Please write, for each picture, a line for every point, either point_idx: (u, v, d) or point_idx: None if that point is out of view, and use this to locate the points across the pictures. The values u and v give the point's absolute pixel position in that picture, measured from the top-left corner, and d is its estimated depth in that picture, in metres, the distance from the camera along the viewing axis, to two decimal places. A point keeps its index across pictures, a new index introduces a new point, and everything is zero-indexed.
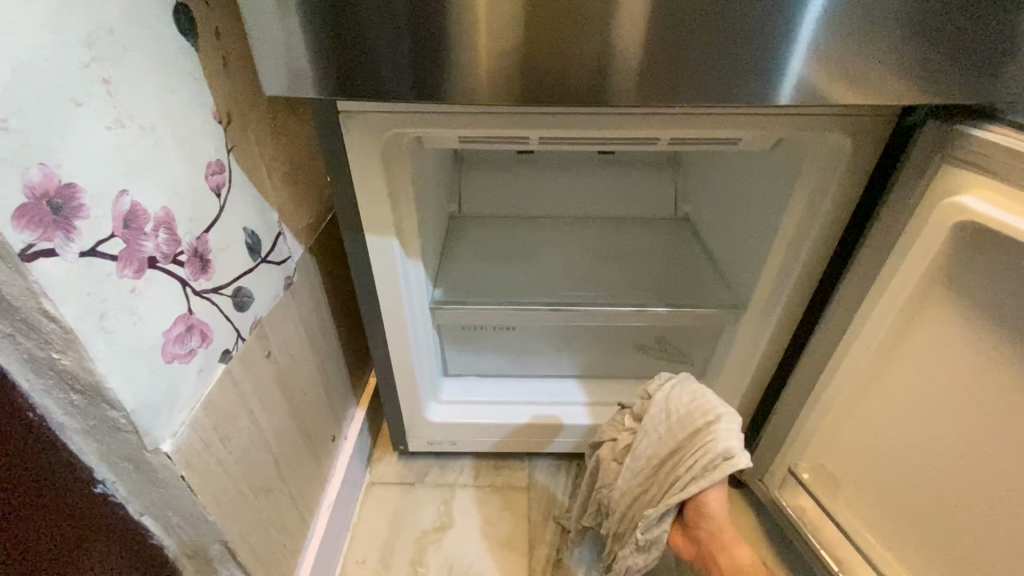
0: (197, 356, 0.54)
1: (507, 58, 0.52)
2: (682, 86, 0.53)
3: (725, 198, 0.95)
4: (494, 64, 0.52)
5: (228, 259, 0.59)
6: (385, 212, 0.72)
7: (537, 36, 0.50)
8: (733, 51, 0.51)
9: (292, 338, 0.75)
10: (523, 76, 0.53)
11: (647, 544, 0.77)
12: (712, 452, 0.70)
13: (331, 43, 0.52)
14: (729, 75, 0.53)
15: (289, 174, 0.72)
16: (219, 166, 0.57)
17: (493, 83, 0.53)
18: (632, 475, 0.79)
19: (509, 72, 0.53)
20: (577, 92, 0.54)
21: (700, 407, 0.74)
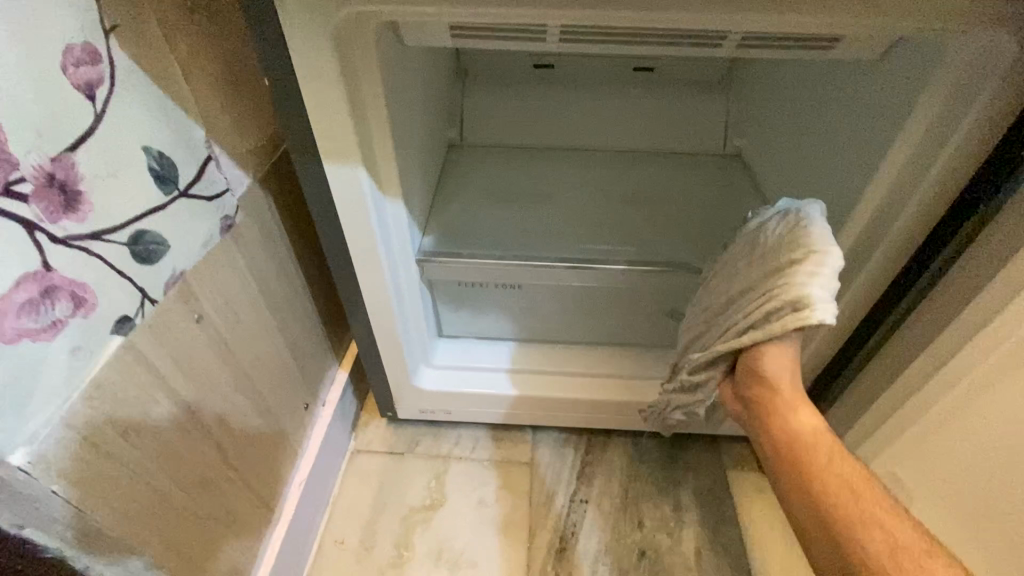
0: (66, 330, 0.39)
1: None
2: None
3: (796, 126, 0.74)
4: None
5: (120, 192, 0.43)
6: (348, 131, 0.54)
7: None
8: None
9: (238, 293, 0.60)
10: None
11: (693, 385, 0.68)
12: (780, 299, 0.55)
13: None
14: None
15: (221, 75, 0.54)
16: (91, 54, 0.39)
17: None
18: (699, 309, 0.67)
19: None
20: None
21: (793, 238, 0.56)
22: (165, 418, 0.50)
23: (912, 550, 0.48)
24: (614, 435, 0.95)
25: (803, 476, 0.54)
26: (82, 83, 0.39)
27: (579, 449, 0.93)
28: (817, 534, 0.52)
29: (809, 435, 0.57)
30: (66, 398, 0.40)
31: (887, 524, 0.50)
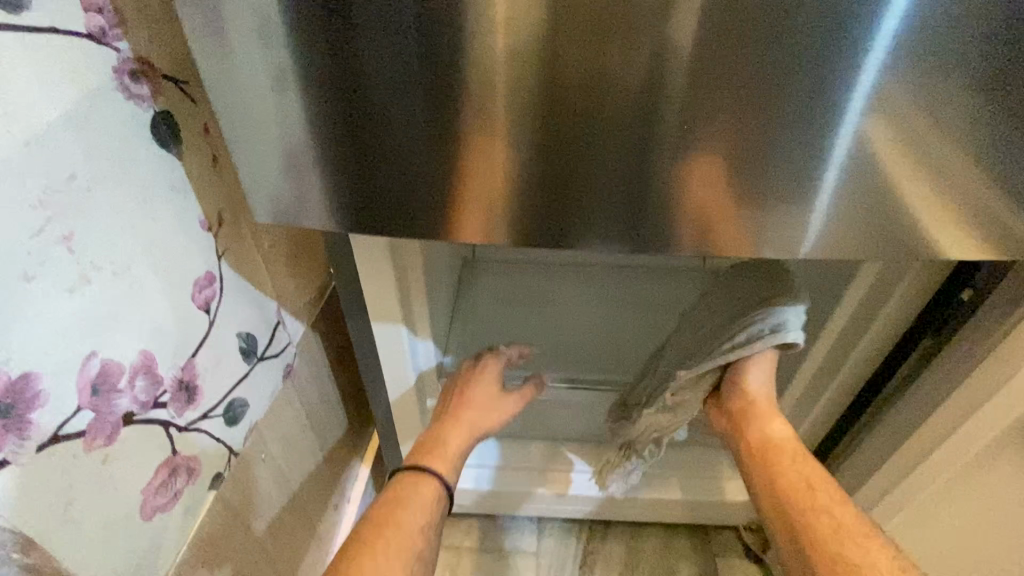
0: (182, 497, 0.49)
1: (525, 194, 0.48)
2: (744, 209, 0.47)
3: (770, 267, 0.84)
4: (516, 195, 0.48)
5: (220, 375, 0.54)
6: (394, 301, 0.65)
7: (567, 176, 0.46)
8: (795, 174, 0.45)
9: (291, 424, 0.70)
10: (550, 211, 0.49)
11: (675, 406, 0.72)
12: (766, 323, 0.63)
13: (347, 176, 0.49)
14: (794, 197, 0.46)
15: (289, 255, 0.66)
16: (210, 279, 0.51)
17: (512, 218, 0.49)
18: (677, 342, 0.72)
19: (530, 209, 0.49)
20: (597, 227, 0.49)
21: (768, 278, 0.66)
22: (235, 547, 0.60)
23: (859, 537, 0.55)
24: (612, 524, 1.04)
25: (783, 475, 0.62)
26: (203, 302, 0.51)
27: (580, 538, 1.03)
28: (780, 518, 0.59)
29: (781, 439, 0.65)
30: (178, 551, 0.50)
31: (842, 516, 0.57)
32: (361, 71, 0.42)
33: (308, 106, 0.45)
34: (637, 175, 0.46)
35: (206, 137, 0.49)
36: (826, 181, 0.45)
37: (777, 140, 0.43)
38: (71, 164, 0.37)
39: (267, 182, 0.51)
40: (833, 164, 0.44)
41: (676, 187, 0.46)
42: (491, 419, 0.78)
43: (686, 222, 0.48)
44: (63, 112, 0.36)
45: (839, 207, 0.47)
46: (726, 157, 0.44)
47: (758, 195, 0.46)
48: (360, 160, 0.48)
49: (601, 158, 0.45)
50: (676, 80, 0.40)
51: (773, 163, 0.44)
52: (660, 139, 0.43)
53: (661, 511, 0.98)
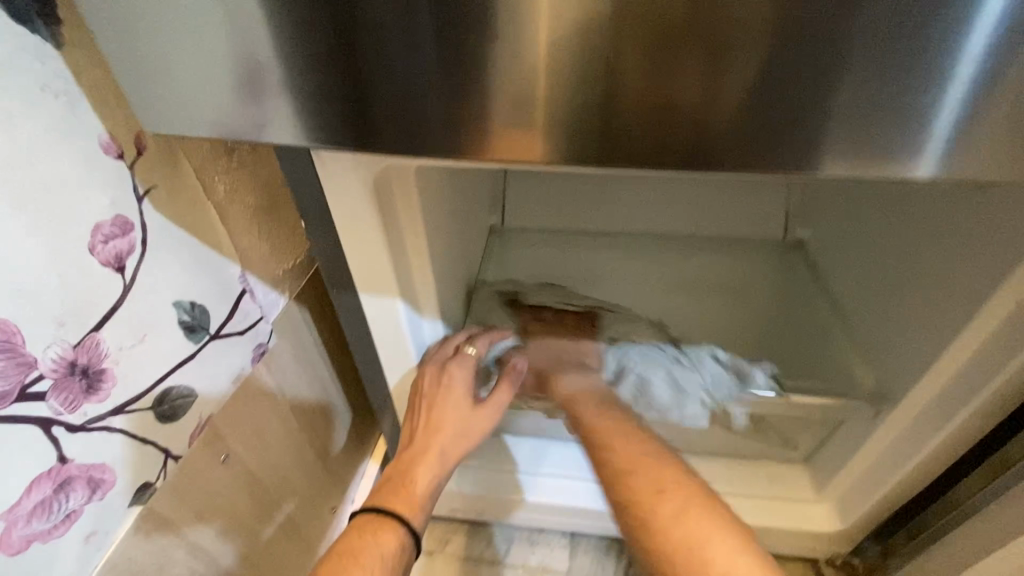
0: (81, 517, 0.37)
1: (564, 92, 0.31)
2: (836, 140, 0.31)
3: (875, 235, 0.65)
4: (544, 96, 0.31)
5: (150, 355, 0.41)
6: (386, 271, 0.51)
7: (631, 59, 0.29)
8: (935, 76, 0.28)
9: (268, 419, 0.58)
10: (597, 122, 0.32)
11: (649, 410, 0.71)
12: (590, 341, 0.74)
13: (309, 76, 0.34)
14: (919, 119, 0.29)
15: (260, 207, 0.52)
16: (123, 226, 0.38)
17: (539, 133, 0.33)
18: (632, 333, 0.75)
19: (572, 117, 0.32)
20: (670, 150, 0.32)
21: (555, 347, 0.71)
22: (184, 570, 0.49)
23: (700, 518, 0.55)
24: None
25: (618, 452, 0.61)
26: (111, 257, 0.37)
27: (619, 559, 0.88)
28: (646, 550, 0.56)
29: (671, 511, 0.56)
30: None
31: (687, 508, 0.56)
32: None
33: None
34: (742, 67, 0.29)
35: None
36: (1012, 72, 0.28)
37: (926, 13, 0.26)
38: None
39: (177, 100, 0.36)
40: (993, 59, 0.27)
41: (777, 87, 0.29)
42: (463, 441, 0.63)
43: (808, 143, 0.31)
44: None
45: (1020, 126, 0.29)
46: (832, 46, 0.28)
47: (868, 113, 0.30)
48: (326, 47, 0.32)
49: (634, 53, 0.29)
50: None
51: (903, 56, 0.28)
52: (737, 22, 0.28)
53: None
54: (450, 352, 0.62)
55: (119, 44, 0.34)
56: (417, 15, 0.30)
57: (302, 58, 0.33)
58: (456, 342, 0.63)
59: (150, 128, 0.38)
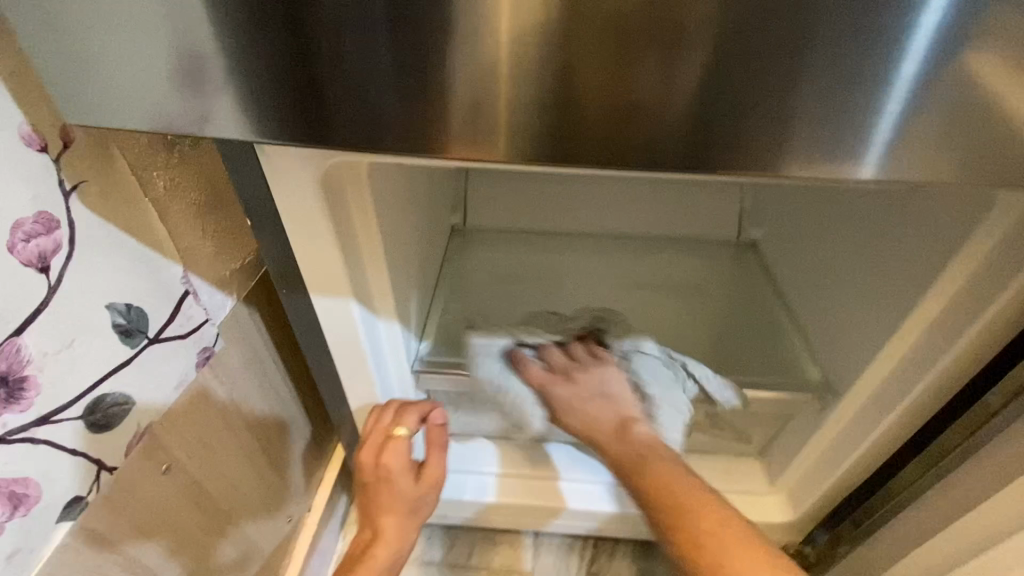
0: (2, 536, 0.34)
1: (503, 89, 0.31)
2: (779, 140, 0.32)
3: (818, 236, 0.68)
4: (482, 94, 0.31)
5: (78, 361, 0.38)
6: (337, 270, 0.50)
7: (568, 55, 0.29)
8: (870, 81, 0.29)
9: (215, 426, 0.55)
10: (539, 119, 0.32)
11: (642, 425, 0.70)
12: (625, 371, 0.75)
13: (245, 66, 0.33)
14: (858, 122, 0.31)
15: (203, 206, 0.50)
16: (46, 224, 0.35)
17: (482, 130, 0.33)
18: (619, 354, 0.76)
19: (510, 112, 0.32)
20: (609, 147, 0.33)
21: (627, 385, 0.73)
22: None
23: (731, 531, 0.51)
24: (622, 540, 0.90)
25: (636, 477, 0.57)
26: (33, 256, 0.35)
27: (583, 556, 0.88)
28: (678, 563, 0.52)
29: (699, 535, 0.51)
30: None
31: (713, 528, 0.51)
32: None
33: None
34: (678, 67, 0.29)
35: None
36: (928, 78, 0.29)
37: (849, 19, 0.28)
38: None
39: (109, 91, 0.34)
40: (926, 63, 0.29)
41: (712, 85, 0.30)
42: (414, 511, 0.64)
43: (741, 143, 0.32)
44: None
45: (936, 132, 0.31)
46: (775, 50, 0.29)
47: (810, 115, 0.31)
48: (261, 38, 0.31)
49: (573, 49, 0.29)
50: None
51: (843, 59, 0.29)
52: (685, 22, 0.28)
53: None
54: (383, 436, 0.63)
55: (41, 29, 0.32)
56: (356, 8, 0.29)
57: (240, 49, 0.32)
58: (385, 424, 0.63)
59: (81, 120, 0.36)
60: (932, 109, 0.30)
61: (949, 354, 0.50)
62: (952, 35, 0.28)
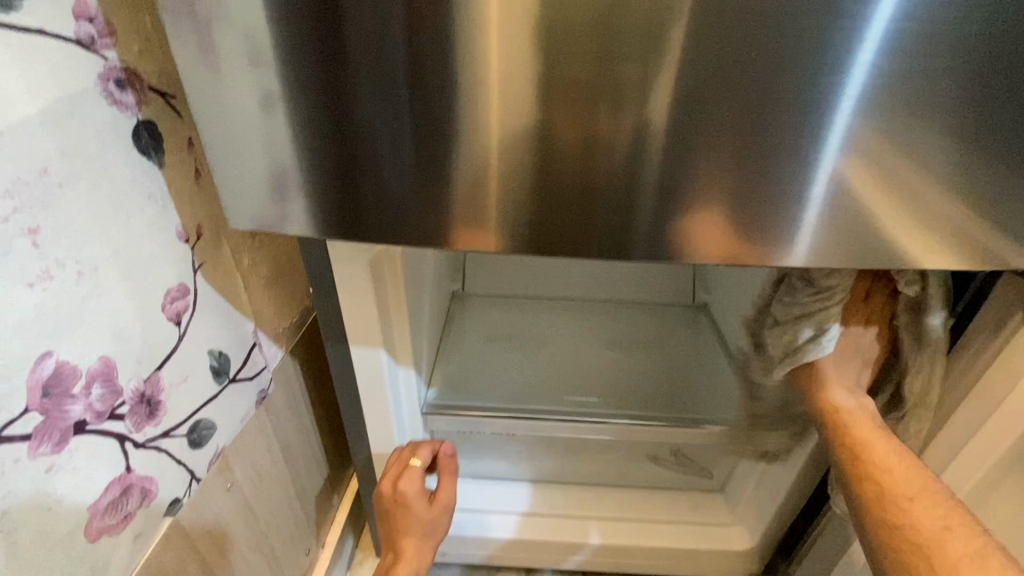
0: (132, 520, 0.46)
1: (506, 204, 0.47)
2: (719, 230, 0.46)
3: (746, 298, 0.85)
4: (499, 204, 0.47)
5: (188, 392, 0.51)
6: (375, 327, 0.65)
7: (556, 178, 0.45)
8: (768, 196, 0.44)
9: (263, 456, 0.67)
10: (538, 217, 0.47)
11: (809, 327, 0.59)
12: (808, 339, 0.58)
13: (332, 182, 0.48)
14: (769, 220, 0.45)
15: (270, 277, 0.65)
16: (182, 291, 0.50)
17: (490, 231, 0.48)
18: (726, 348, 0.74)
19: (521, 214, 0.47)
20: (589, 234, 0.47)
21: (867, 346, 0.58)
22: None
23: (936, 506, 0.51)
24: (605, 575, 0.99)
25: (846, 441, 0.58)
26: (174, 313, 0.49)
27: None
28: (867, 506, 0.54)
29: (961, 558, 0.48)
30: None
31: (917, 493, 0.52)
32: (348, 72, 0.42)
33: (299, 129, 0.46)
34: (629, 183, 0.44)
35: (189, 153, 0.50)
36: (804, 195, 0.44)
37: (743, 158, 0.42)
38: (46, 160, 0.37)
39: (233, 201, 0.50)
40: (805, 190, 0.43)
41: (657, 194, 0.45)
42: (429, 532, 0.75)
43: (682, 231, 0.46)
44: (44, 108, 0.36)
45: (818, 228, 0.45)
46: (694, 176, 0.43)
47: (731, 218, 0.45)
48: (346, 165, 0.47)
49: (562, 175, 0.44)
50: (658, 108, 0.41)
51: (744, 183, 0.43)
52: (631, 158, 0.43)
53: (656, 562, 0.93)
54: (402, 465, 0.74)
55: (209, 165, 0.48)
56: (409, 152, 0.45)
57: (329, 173, 0.47)
58: (406, 455, 0.75)
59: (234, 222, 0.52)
60: (809, 212, 0.44)
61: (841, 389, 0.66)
62: (814, 173, 0.43)
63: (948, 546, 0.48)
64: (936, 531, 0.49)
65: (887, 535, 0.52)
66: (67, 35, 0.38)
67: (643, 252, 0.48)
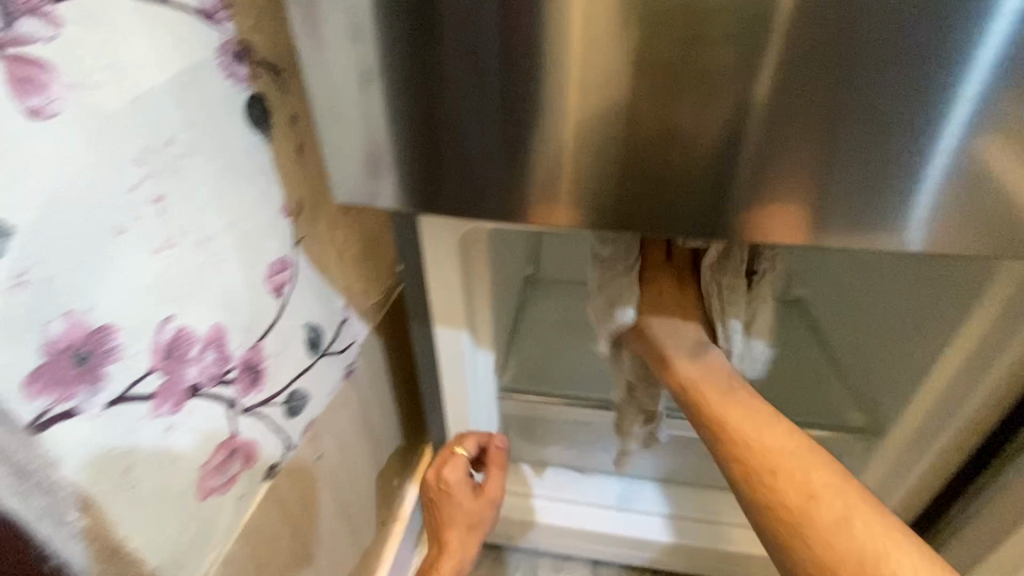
0: (236, 482, 0.48)
1: (602, 184, 0.44)
2: (822, 215, 0.42)
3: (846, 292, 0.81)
4: (590, 185, 0.44)
5: (286, 362, 0.53)
6: (460, 307, 0.64)
7: (650, 157, 0.41)
8: (883, 176, 0.39)
9: (348, 428, 0.69)
10: (625, 198, 0.44)
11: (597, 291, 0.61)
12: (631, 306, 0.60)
13: (422, 160, 0.46)
14: (881, 203, 0.41)
15: (359, 253, 0.65)
16: (284, 264, 0.51)
17: (583, 212, 0.45)
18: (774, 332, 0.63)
19: (608, 195, 0.44)
20: (680, 219, 0.44)
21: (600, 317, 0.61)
22: (282, 546, 0.59)
23: (874, 519, 0.48)
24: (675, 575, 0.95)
25: (741, 443, 0.54)
26: (276, 286, 0.50)
27: None
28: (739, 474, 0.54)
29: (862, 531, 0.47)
30: (226, 540, 0.49)
31: (813, 466, 0.51)
32: (438, 43, 0.40)
33: (390, 104, 0.44)
34: (724, 163, 0.41)
35: (292, 127, 0.50)
36: (926, 175, 0.39)
37: (856, 134, 0.38)
38: (170, 129, 0.37)
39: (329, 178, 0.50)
40: (928, 169, 0.39)
41: (754, 175, 0.41)
42: (475, 524, 0.75)
43: (780, 214, 0.42)
44: (170, 77, 0.37)
45: (940, 212, 0.40)
46: (799, 155, 0.39)
47: (837, 201, 0.41)
48: (438, 141, 0.45)
49: (656, 153, 0.41)
50: (763, 82, 0.37)
51: (854, 162, 0.39)
52: (729, 135, 0.39)
53: (733, 566, 0.88)
54: (446, 457, 0.76)
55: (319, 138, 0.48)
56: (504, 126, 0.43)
57: (420, 151, 0.46)
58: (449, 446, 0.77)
59: (339, 196, 0.50)
60: (931, 194, 0.40)
61: (976, 394, 0.58)
62: (939, 150, 0.38)
63: (815, 514, 0.49)
64: (877, 547, 0.46)
65: (764, 502, 0.51)
66: (190, 6, 0.38)
67: (734, 237, 0.44)
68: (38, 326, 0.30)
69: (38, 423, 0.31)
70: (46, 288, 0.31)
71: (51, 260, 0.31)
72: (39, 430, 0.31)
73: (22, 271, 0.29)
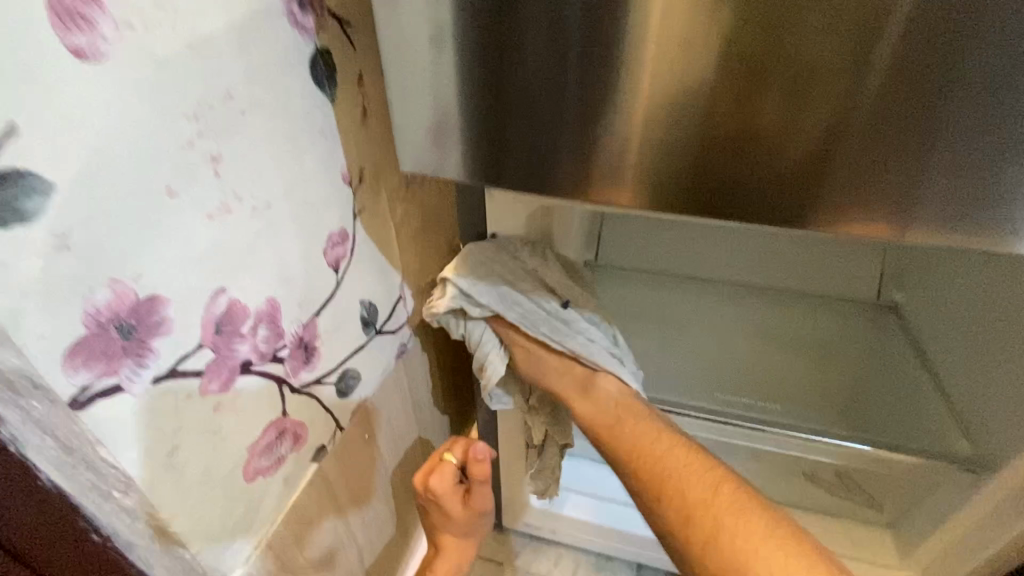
0: (285, 462, 0.46)
1: (682, 160, 0.36)
2: (938, 202, 0.33)
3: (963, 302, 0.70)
4: (664, 160, 0.36)
5: (339, 341, 0.50)
6: None
7: (737, 126, 0.34)
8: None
9: (398, 410, 0.66)
10: (700, 176, 0.36)
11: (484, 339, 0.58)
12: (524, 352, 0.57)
13: (487, 130, 0.40)
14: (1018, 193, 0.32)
15: (418, 228, 0.61)
16: (342, 236, 0.48)
17: (660, 193, 0.38)
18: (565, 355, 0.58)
19: (681, 171, 0.36)
20: (767, 203, 0.36)
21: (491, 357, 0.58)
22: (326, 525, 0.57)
23: (741, 521, 0.50)
24: None
25: (634, 457, 0.56)
26: (334, 259, 0.47)
27: None
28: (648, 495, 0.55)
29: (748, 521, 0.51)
30: (273, 520, 0.47)
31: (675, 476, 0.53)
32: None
33: (459, 63, 0.38)
34: (828, 136, 0.33)
35: (358, 87, 0.46)
36: None
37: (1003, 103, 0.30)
38: (230, 83, 0.34)
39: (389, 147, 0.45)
40: None
41: (863, 153, 0.33)
42: (470, 527, 0.70)
43: (887, 202, 0.34)
44: (232, 22, 0.33)
45: None
46: (923, 128, 0.31)
47: (960, 188, 0.33)
48: (506, 109, 0.38)
49: (746, 121, 0.33)
50: (890, 33, 0.29)
51: (994, 139, 0.31)
52: (838, 102, 0.31)
53: None
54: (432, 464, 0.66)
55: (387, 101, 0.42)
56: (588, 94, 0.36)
57: (484, 121, 0.40)
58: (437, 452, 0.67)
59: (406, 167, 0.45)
60: None
61: None
62: None
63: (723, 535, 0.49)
64: (740, 550, 0.48)
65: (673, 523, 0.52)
66: None
67: (828, 227, 0.36)
68: (81, 294, 0.28)
69: (78, 400, 0.29)
70: (92, 252, 0.28)
71: (98, 221, 0.28)
72: (79, 407, 0.29)
73: (65, 233, 0.26)
